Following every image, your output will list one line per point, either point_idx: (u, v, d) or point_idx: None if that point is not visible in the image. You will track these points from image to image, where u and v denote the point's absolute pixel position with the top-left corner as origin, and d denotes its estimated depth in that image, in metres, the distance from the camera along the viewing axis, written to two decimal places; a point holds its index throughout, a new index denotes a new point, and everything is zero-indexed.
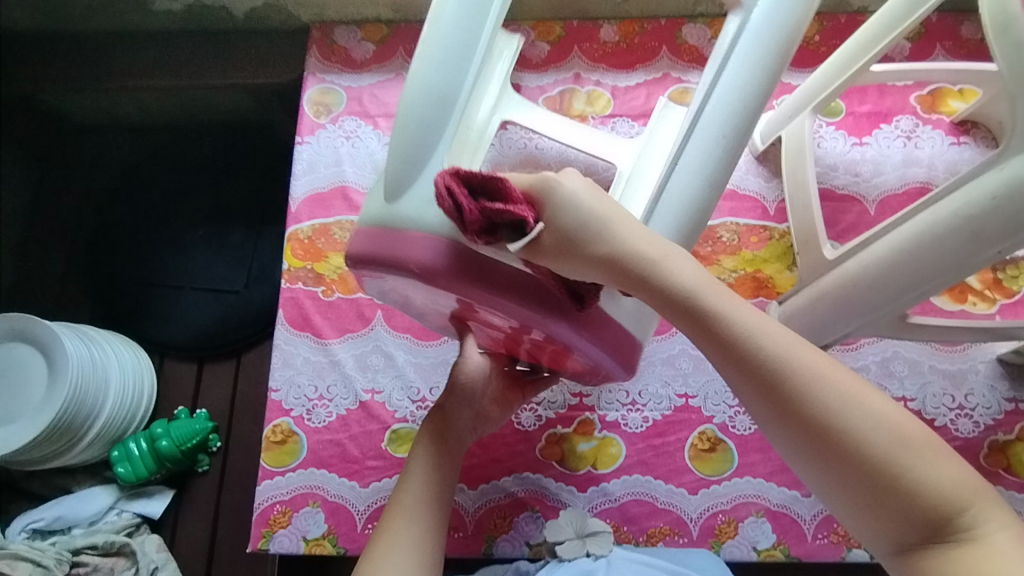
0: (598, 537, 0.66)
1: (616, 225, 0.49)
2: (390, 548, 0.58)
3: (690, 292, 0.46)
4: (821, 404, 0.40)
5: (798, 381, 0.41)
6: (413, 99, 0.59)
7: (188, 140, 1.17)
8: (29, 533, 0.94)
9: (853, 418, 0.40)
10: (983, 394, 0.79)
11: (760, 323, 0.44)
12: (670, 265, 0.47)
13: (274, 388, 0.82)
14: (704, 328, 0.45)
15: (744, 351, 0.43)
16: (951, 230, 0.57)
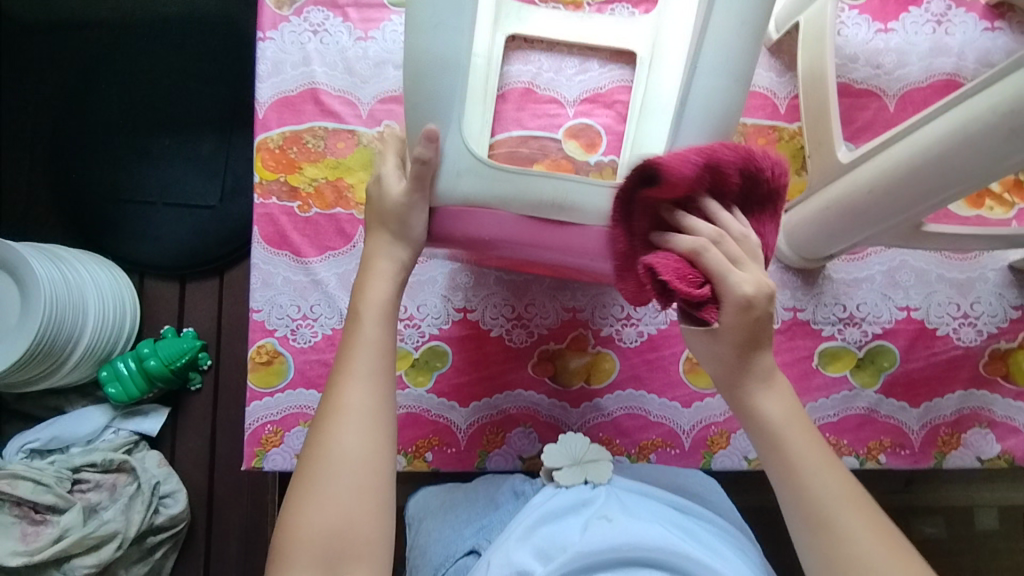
0: (598, 465, 0.64)
1: (764, 348, 0.52)
2: (341, 423, 0.52)
3: (773, 423, 0.53)
4: (865, 556, 0.49)
5: (842, 525, 0.50)
6: (419, 48, 0.53)
7: (143, 38, 1.06)
8: (27, 453, 0.94)
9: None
10: (989, 303, 0.77)
11: (824, 467, 0.52)
12: (766, 397, 0.54)
13: (255, 309, 0.79)
14: (780, 456, 0.53)
15: (810, 496, 0.51)
16: (984, 131, 0.50)
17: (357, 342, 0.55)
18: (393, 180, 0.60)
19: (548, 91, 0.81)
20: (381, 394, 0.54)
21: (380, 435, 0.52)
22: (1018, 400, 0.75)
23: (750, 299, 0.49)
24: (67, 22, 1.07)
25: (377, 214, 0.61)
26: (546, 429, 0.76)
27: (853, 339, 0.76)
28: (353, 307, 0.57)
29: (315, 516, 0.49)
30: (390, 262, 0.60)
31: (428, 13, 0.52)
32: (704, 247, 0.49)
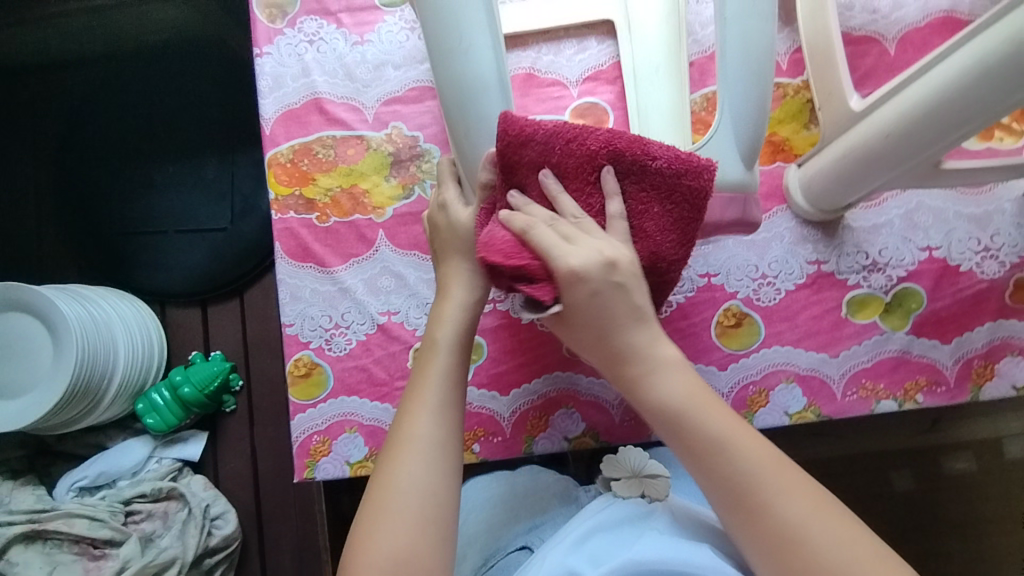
0: (657, 478, 0.64)
1: (625, 325, 0.51)
2: (403, 450, 0.52)
3: (674, 406, 0.51)
4: (784, 519, 0.46)
5: (758, 496, 0.47)
6: (449, 78, 0.54)
7: (134, 68, 1.05)
8: (77, 491, 0.96)
9: (812, 535, 0.46)
10: (1009, 233, 0.77)
11: (732, 436, 0.50)
12: (661, 379, 0.52)
13: (288, 323, 0.79)
14: (676, 431, 0.51)
15: (722, 473, 0.49)
16: (1003, 61, 0.50)
17: (427, 375, 0.56)
18: (457, 208, 0.60)
19: (550, 74, 0.82)
20: (447, 426, 0.54)
21: (446, 467, 0.52)
22: None
23: (613, 263, 0.50)
24: (58, 60, 1.06)
25: (447, 243, 0.61)
26: (588, 408, 0.78)
27: (879, 285, 0.77)
28: (430, 338, 0.57)
29: (383, 544, 0.49)
30: (468, 291, 0.59)
31: (453, 39, 0.52)
32: (533, 226, 0.50)
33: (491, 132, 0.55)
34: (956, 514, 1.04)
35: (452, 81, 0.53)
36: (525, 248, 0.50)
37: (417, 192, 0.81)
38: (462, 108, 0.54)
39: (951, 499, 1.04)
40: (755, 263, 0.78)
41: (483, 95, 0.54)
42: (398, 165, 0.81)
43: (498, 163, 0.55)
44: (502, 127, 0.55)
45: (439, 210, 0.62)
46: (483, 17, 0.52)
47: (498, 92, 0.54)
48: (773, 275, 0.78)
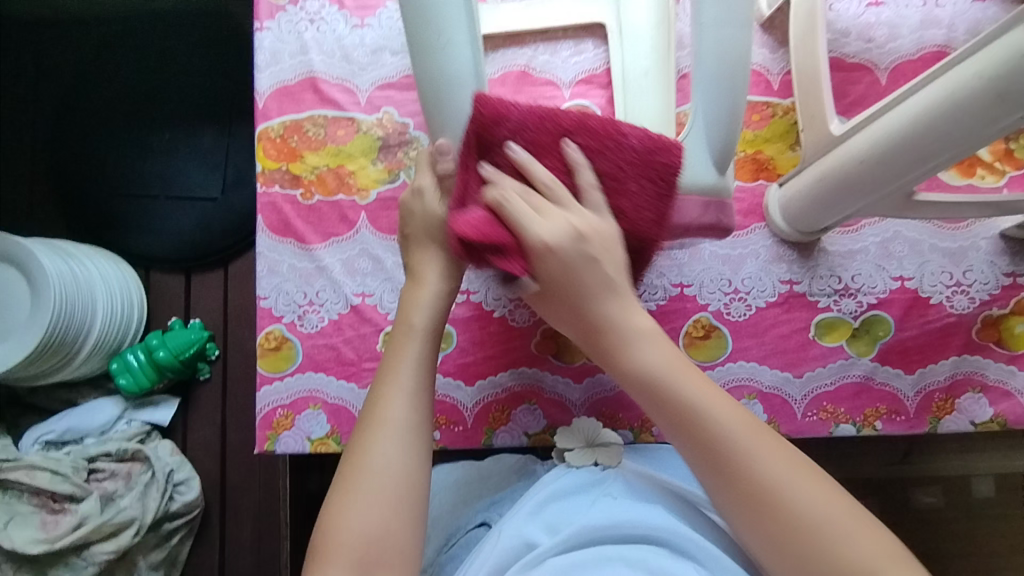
0: (609, 448, 0.69)
1: (601, 297, 0.53)
2: (377, 434, 0.52)
3: (656, 374, 0.52)
4: (772, 482, 0.48)
5: (743, 459, 0.49)
6: (428, 71, 0.56)
7: (140, 33, 1.06)
8: (43, 445, 0.97)
9: (820, 514, 0.47)
10: (981, 270, 0.78)
11: (715, 403, 0.51)
12: (638, 346, 0.53)
13: (263, 296, 0.80)
14: (657, 401, 0.52)
15: (741, 456, 0.49)
16: (973, 97, 0.50)
17: (400, 361, 0.56)
18: (433, 202, 0.60)
19: (545, 74, 0.83)
20: (421, 410, 0.54)
21: (420, 449, 0.53)
22: (1010, 365, 0.77)
23: (550, 247, 0.51)
24: (67, 18, 1.07)
25: (422, 229, 0.61)
26: (551, 406, 0.78)
27: (849, 310, 0.78)
28: (405, 322, 0.58)
29: (355, 522, 0.49)
30: (442, 278, 0.60)
31: (435, 35, 0.54)
32: (505, 198, 0.52)
33: (464, 130, 0.57)
34: (917, 546, 1.04)
35: (429, 76, 0.56)
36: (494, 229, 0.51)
37: (402, 178, 0.82)
38: (438, 102, 0.56)
39: (912, 531, 1.04)
40: (729, 278, 0.79)
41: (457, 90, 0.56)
42: (385, 150, 0.82)
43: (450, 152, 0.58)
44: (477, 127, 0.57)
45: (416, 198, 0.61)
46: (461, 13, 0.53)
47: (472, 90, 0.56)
48: (746, 291, 0.79)
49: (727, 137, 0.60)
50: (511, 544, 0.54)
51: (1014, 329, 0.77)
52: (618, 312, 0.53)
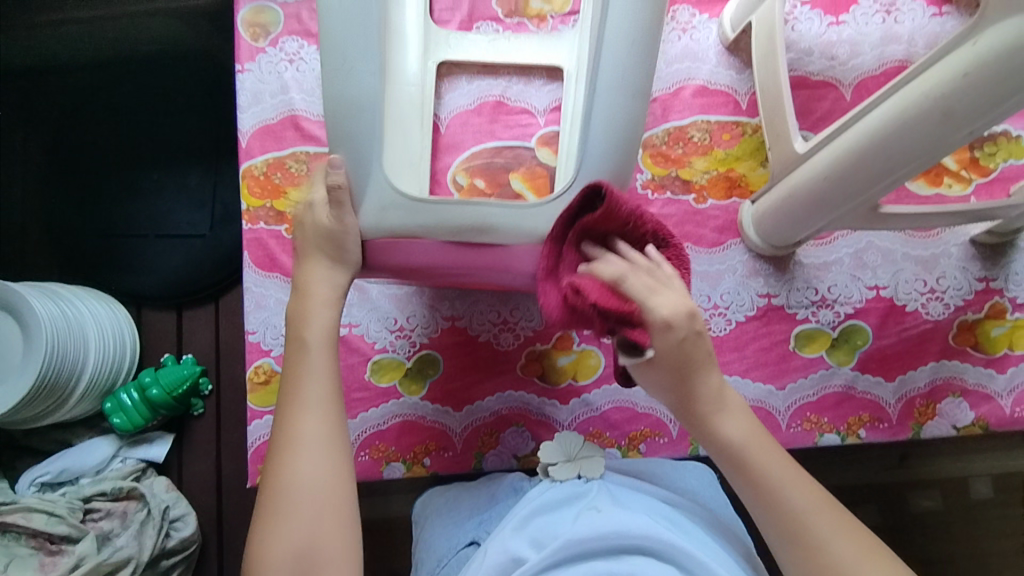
0: (591, 459, 0.67)
1: (703, 369, 0.56)
2: (297, 449, 0.57)
3: (740, 447, 0.58)
4: (838, 556, 0.54)
5: (809, 532, 0.55)
6: (335, 91, 0.58)
7: (126, 77, 1.08)
8: (38, 487, 0.97)
9: (862, 571, 0.53)
10: (954, 276, 0.80)
11: (789, 482, 0.56)
12: (725, 420, 0.58)
13: (251, 331, 0.82)
14: (743, 473, 0.58)
15: (799, 516, 0.55)
16: (922, 115, 0.53)
17: (302, 401, 0.59)
18: (322, 214, 0.62)
19: (519, 102, 0.86)
20: (331, 417, 0.59)
21: (337, 458, 0.58)
22: (987, 368, 0.78)
23: (670, 324, 0.53)
24: (54, 65, 1.09)
25: (310, 242, 0.63)
26: (539, 427, 0.79)
27: (827, 320, 0.79)
28: (299, 339, 0.61)
29: (286, 539, 0.55)
30: (336, 287, 0.63)
31: (338, 59, 0.57)
32: (625, 275, 0.54)
33: (360, 152, 0.59)
34: (915, 551, 1.04)
35: (333, 96, 0.58)
36: (616, 297, 0.54)
37: None
38: (340, 123, 0.58)
39: (910, 536, 1.04)
40: (708, 294, 0.80)
41: (358, 115, 0.58)
42: None
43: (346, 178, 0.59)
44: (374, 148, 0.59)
45: (309, 219, 0.63)
46: (372, 46, 0.57)
47: (373, 114, 0.58)
48: (725, 306, 0.80)
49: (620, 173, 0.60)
50: (497, 561, 0.55)
51: (990, 333, 0.79)
52: (702, 379, 0.57)
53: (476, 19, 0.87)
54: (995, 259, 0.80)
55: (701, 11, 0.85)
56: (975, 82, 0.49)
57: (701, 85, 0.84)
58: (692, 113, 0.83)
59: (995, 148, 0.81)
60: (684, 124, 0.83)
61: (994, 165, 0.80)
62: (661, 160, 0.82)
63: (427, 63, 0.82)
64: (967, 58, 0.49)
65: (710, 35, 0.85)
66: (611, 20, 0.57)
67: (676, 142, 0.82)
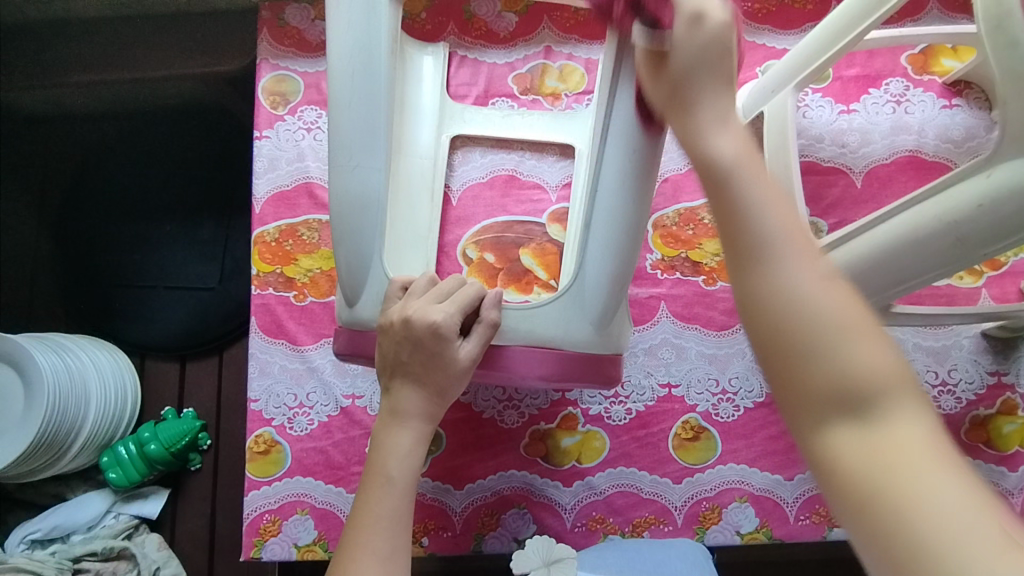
0: (563, 563, 0.66)
1: (737, 156, 0.42)
2: (358, 558, 0.51)
3: (772, 239, 0.38)
4: (907, 475, 0.31)
5: (825, 345, 0.34)
6: (342, 188, 0.60)
7: (143, 131, 1.10)
8: (28, 544, 0.95)
9: (917, 471, 0.31)
10: (966, 369, 0.79)
11: (829, 288, 0.35)
12: (752, 202, 0.39)
13: (253, 398, 0.81)
14: (748, 259, 0.38)
15: (816, 373, 0.34)
16: (935, 237, 0.53)
17: (372, 514, 0.53)
18: (461, 344, 0.57)
19: (532, 177, 0.87)
20: (399, 535, 0.53)
21: (400, 573, 0.51)
22: (1001, 466, 0.77)
23: (706, 134, 0.44)
24: (74, 115, 1.11)
25: (432, 368, 0.57)
26: (541, 510, 0.78)
27: None
28: (378, 443, 0.57)
29: None
30: (424, 421, 0.58)
31: (345, 156, 0.60)
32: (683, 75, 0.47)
33: (365, 245, 0.61)
34: None
35: (339, 192, 0.61)
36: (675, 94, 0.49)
37: None
38: (344, 218, 0.61)
39: None
40: (716, 377, 0.80)
41: (364, 211, 0.61)
42: None
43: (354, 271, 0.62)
44: (373, 242, 0.61)
45: (435, 338, 0.56)
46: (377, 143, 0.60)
47: (377, 213, 0.61)
48: (732, 392, 0.79)
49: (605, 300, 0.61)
50: None
51: (1003, 430, 0.77)
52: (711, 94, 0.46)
53: (492, 95, 0.88)
54: (1006, 353, 0.79)
55: None
56: (987, 214, 0.50)
57: None
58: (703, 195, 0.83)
59: None
60: (695, 205, 0.83)
61: (1006, 258, 0.80)
62: (672, 241, 0.83)
63: (442, 137, 0.83)
64: (980, 189, 0.51)
65: None
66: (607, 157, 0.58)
67: (686, 224, 0.83)
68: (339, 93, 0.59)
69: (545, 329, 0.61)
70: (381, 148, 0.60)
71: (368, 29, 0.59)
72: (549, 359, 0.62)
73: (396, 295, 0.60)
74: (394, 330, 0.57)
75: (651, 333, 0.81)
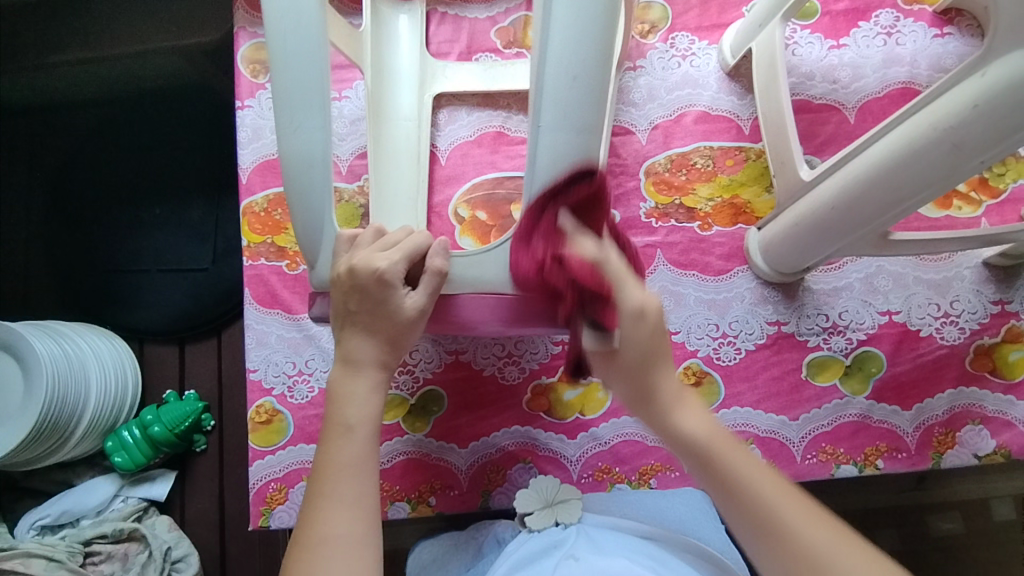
0: (567, 505, 0.66)
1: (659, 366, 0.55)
2: (328, 506, 0.51)
3: (697, 438, 0.54)
4: (782, 515, 0.49)
5: (712, 452, 0.53)
6: (289, 148, 0.58)
7: (125, 113, 1.08)
8: (38, 530, 0.95)
9: (820, 540, 0.47)
10: (968, 300, 0.78)
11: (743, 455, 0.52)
12: (678, 414, 0.55)
13: (252, 368, 0.80)
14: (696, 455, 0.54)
15: (795, 544, 0.48)
16: (931, 145, 0.52)
17: (336, 462, 0.53)
18: (408, 293, 0.56)
19: (520, 133, 0.85)
20: (363, 478, 0.53)
21: (370, 517, 0.52)
22: (1008, 394, 0.76)
23: (645, 314, 0.52)
24: (54, 102, 1.09)
25: (379, 317, 0.56)
26: (547, 463, 0.77)
27: (839, 347, 0.78)
28: (336, 393, 0.56)
29: None
30: (379, 369, 0.57)
31: (288, 117, 0.58)
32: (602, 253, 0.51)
33: (311, 206, 0.59)
34: None
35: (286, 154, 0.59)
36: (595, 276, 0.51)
37: None
38: (295, 178, 0.59)
39: None
40: (716, 322, 0.79)
41: (309, 170, 0.58)
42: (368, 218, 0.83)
43: (311, 234, 0.60)
44: (323, 203, 0.59)
45: (380, 284, 0.54)
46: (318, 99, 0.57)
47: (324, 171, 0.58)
48: (734, 335, 0.78)
49: None
50: None
51: (1008, 358, 0.77)
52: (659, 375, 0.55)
53: (476, 51, 0.87)
54: (1008, 282, 0.78)
55: (700, 38, 0.85)
56: (984, 115, 0.48)
57: (702, 111, 0.83)
58: (695, 140, 0.82)
59: (1004, 168, 0.79)
60: (687, 150, 0.82)
61: (1004, 185, 0.79)
62: (665, 188, 0.81)
63: (424, 96, 0.81)
64: (975, 89, 0.48)
65: (710, 61, 0.84)
66: (551, 61, 0.54)
67: (679, 170, 0.81)
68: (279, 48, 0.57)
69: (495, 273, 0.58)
70: (321, 104, 0.58)
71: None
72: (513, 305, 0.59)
73: (345, 247, 0.59)
74: (342, 279, 0.56)
75: (649, 282, 0.80)
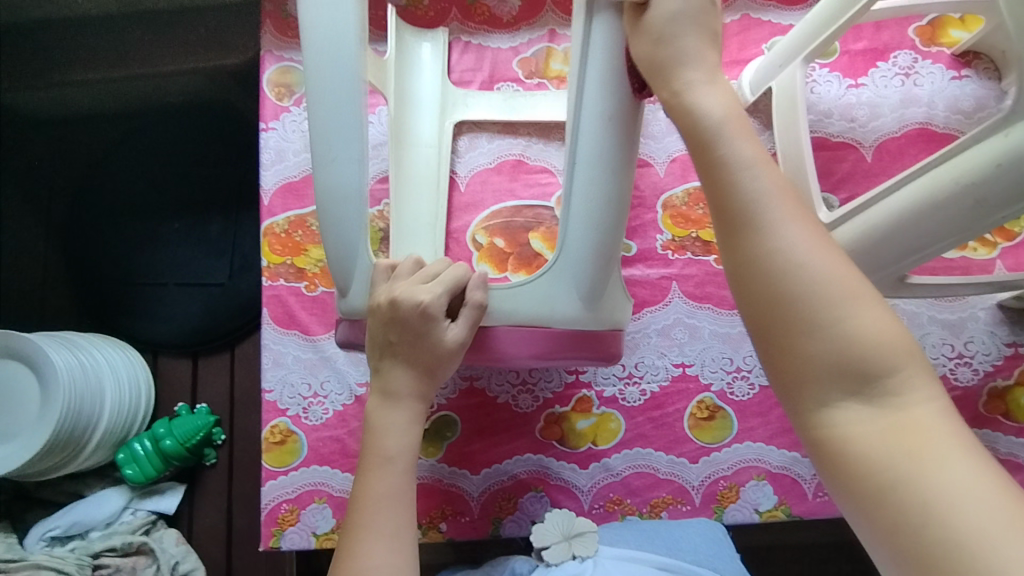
0: (584, 537, 0.67)
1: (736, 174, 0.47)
2: (368, 537, 0.53)
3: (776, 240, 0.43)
4: (844, 349, 0.40)
5: (775, 255, 0.43)
6: (326, 180, 0.59)
7: (149, 128, 1.10)
8: (48, 541, 0.96)
9: (866, 355, 0.40)
10: (982, 341, 0.78)
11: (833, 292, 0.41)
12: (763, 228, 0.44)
13: (267, 389, 0.81)
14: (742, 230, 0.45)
15: (825, 347, 0.40)
16: (952, 200, 0.53)
17: (373, 494, 0.55)
18: (449, 325, 0.57)
19: (539, 161, 0.86)
20: (399, 511, 0.55)
21: (407, 548, 0.53)
22: (1021, 437, 0.76)
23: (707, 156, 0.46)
24: (79, 116, 1.11)
25: (420, 348, 0.57)
26: (559, 493, 0.77)
27: None
28: (371, 425, 0.58)
29: None
30: (417, 401, 0.58)
31: (325, 149, 0.59)
32: None
33: (347, 237, 0.60)
34: None
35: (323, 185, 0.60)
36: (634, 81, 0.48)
37: None
38: (331, 208, 0.59)
39: None
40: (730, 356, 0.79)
41: (344, 203, 0.59)
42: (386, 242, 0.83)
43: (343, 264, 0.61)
44: (355, 234, 0.60)
45: (423, 317, 0.56)
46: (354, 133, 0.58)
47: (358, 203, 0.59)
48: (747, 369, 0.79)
49: (595, 275, 0.59)
50: None
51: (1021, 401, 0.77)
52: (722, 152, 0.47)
53: (498, 80, 0.88)
54: None
55: None
56: (1004, 174, 0.50)
57: None
58: None
59: None
60: None
61: (1020, 229, 0.79)
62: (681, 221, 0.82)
63: (445, 124, 0.82)
64: (997, 149, 0.51)
65: None
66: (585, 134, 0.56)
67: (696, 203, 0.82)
68: (317, 79, 0.58)
69: (527, 307, 0.59)
70: (355, 139, 0.58)
71: (324, 22, 0.57)
72: (542, 339, 0.60)
73: (382, 276, 0.60)
74: (382, 311, 0.57)
75: (664, 314, 0.81)
